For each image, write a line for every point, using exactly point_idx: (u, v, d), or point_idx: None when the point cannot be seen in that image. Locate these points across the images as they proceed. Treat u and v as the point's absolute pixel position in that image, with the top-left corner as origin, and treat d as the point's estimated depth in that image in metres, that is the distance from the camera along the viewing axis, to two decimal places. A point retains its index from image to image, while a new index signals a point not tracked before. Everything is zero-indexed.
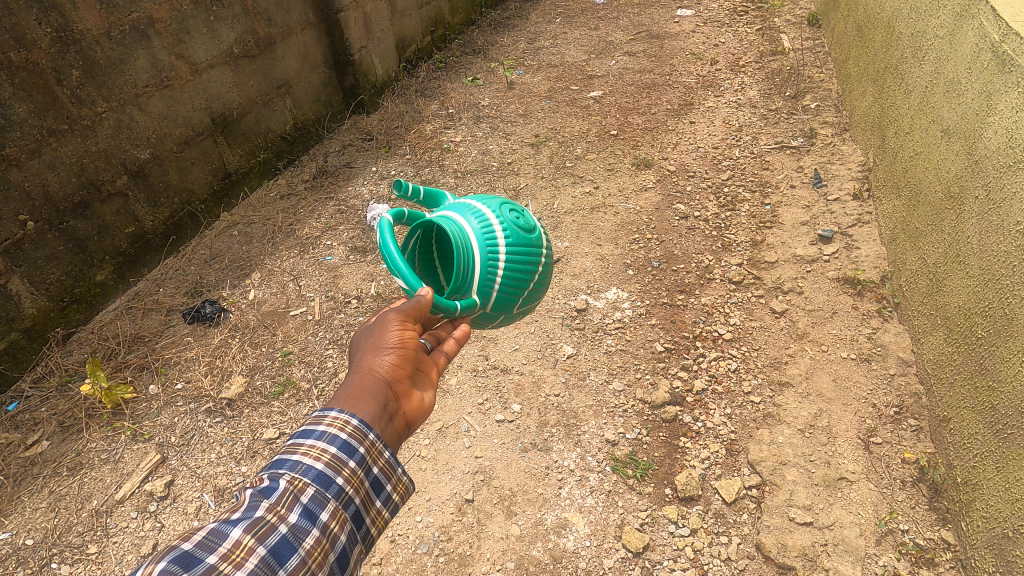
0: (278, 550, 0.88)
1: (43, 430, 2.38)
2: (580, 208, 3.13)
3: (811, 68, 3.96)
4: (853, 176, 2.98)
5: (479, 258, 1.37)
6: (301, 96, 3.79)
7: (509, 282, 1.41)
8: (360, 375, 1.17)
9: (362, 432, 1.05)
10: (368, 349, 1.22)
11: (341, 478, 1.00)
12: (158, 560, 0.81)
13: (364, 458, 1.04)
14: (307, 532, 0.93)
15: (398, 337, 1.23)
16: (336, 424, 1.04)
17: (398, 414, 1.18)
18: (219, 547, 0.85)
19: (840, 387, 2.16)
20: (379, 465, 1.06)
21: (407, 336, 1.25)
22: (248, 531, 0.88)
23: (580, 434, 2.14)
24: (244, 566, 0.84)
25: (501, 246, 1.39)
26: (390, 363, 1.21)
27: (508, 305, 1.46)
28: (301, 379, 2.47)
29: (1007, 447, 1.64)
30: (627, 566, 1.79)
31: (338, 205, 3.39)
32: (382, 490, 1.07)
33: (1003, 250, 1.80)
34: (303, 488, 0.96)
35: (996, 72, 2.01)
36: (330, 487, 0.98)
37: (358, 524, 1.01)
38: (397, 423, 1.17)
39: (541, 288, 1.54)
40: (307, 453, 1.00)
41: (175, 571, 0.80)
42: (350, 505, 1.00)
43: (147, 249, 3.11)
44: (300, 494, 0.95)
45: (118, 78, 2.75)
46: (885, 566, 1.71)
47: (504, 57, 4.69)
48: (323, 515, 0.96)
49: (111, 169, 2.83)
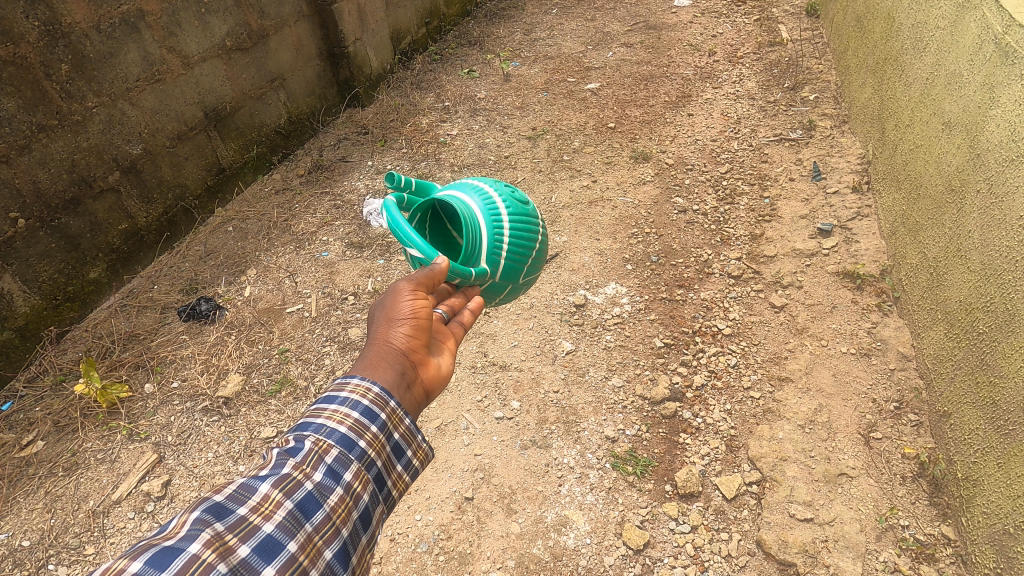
0: (305, 505, 0.87)
1: (38, 430, 2.35)
2: (578, 202, 3.11)
3: (810, 60, 3.93)
4: (853, 169, 2.96)
5: (485, 226, 1.35)
6: (295, 88, 3.75)
7: (518, 256, 1.41)
8: (375, 346, 1.16)
9: (383, 399, 1.05)
10: (381, 321, 1.20)
11: (364, 441, 0.99)
12: (192, 509, 0.81)
13: (385, 424, 1.03)
14: (331, 490, 0.91)
15: (411, 307, 1.21)
16: (358, 391, 1.03)
17: (415, 383, 1.17)
18: (249, 500, 0.85)
19: (841, 382, 2.15)
20: (399, 431, 1.05)
21: (420, 306, 1.22)
22: (276, 486, 0.87)
23: (580, 431, 2.13)
24: (273, 519, 0.84)
25: (505, 216, 1.38)
26: (404, 333, 1.19)
27: (515, 280, 1.45)
28: (299, 377, 2.45)
29: (1009, 444, 1.64)
30: (628, 564, 1.79)
31: (334, 200, 3.36)
32: (403, 456, 1.05)
33: (1006, 245, 1.78)
34: (327, 448, 0.95)
35: (998, 64, 1.99)
36: (353, 449, 0.97)
37: (380, 487, 1.00)
38: (416, 391, 1.16)
39: (541, 260, 1.53)
40: (330, 417, 0.99)
41: (209, 520, 0.80)
42: (372, 467, 0.99)
43: (141, 246, 3.08)
44: (325, 455, 0.94)
45: (109, 72, 2.70)
46: (886, 562, 1.71)
47: (500, 48, 4.65)
48: (346, 475, 0.94)
49: (103, 165, 2.79)
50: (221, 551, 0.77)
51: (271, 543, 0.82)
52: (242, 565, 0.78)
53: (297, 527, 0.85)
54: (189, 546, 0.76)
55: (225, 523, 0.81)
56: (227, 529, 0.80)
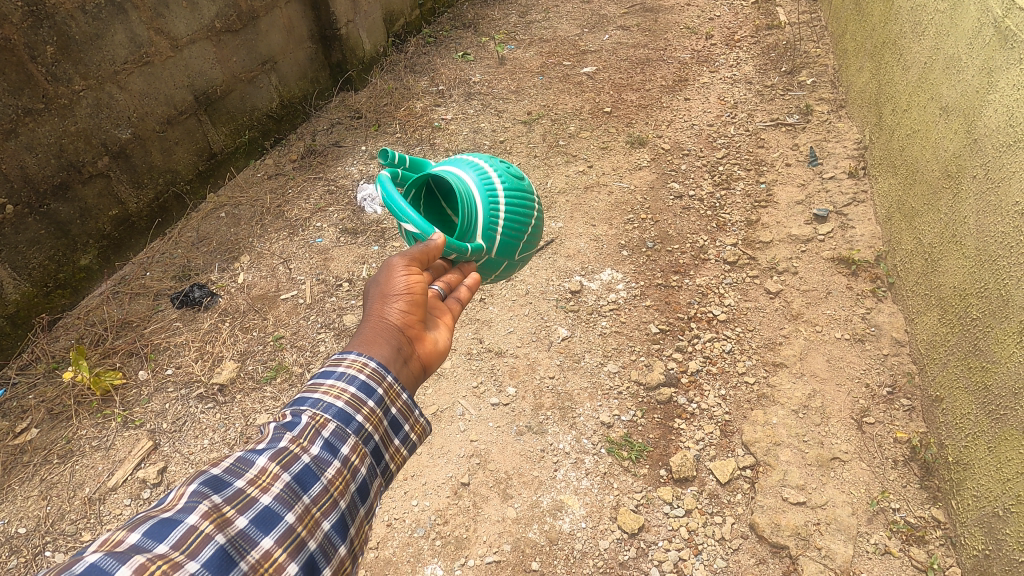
0: (303, 477, 0.87)
1: (31, 417, 2.34)
2: (574, 187, 3.10)
3: (807, 43, 3.89)
4: (850, 154, 2.94)
5: (481, 202, 1.34)
6: (287, 72, 3.69)
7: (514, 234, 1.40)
8: (370, 322, 1.17)
9: (380, 374, 1.05)
10: (376, 297, 1.21)
11: (361, 415, 0.99)
12: (188, 483, 0.81)
13: (382, 399, 1.03)
14: (329, 463, 0.91)
15: (405, 283, 1.21)
16: (355, 365, 1.04)
17: (412, 358, 1.18)
18: (246, 472, 0.84)
19: (835, 367, 2.16)
20: (396, 406, 1.05)
21: (414, 282, 1.22)
22: (273, 459, 0.87)
23: (575, 417, 2.14)
24: (271, 491, 0.84)
25: (501, 192, 1.37)
26: (400, 309, 1.20)
27: (511, 257, 1.44)
28: (294, 363, 2.44)
29: (1000, 428, 1.64)
30: (623, 547, 1.81)
31: (327, 185, 3.33)
32: (400, 430, 1.05)
33: (1002, 230, 1.78)
34: (324, 423, 0.94)
35: (997, 48, 1.97)
36: (351, 423, 0.97)
37: (377, 460, 1.00)
38: (413, 365, 1.17)
39: (538, 237, 1.51)
40: (328, 392, 0.99)
41: (206, 492, 0.79)
42: (369, 441, 0.99)
43: (132, 232, 3.04)
44: (322, 429, 0.94)
45: (96, 54, 2.65)
46: (877, 545, 1.73)
47: (494, 31, 4.58)
48: (344, 448, 0.94)
49: (91, 150, 2.75)
50: (220, 522, 0.77)
51: (270, 514, 0.82)
52: (241, 536, 0.78)
53: (295, 498, 0.85)
54: (186, 518, 0.75)
55: (223, 495, 0.81)
56: (224, 502, 0.80)
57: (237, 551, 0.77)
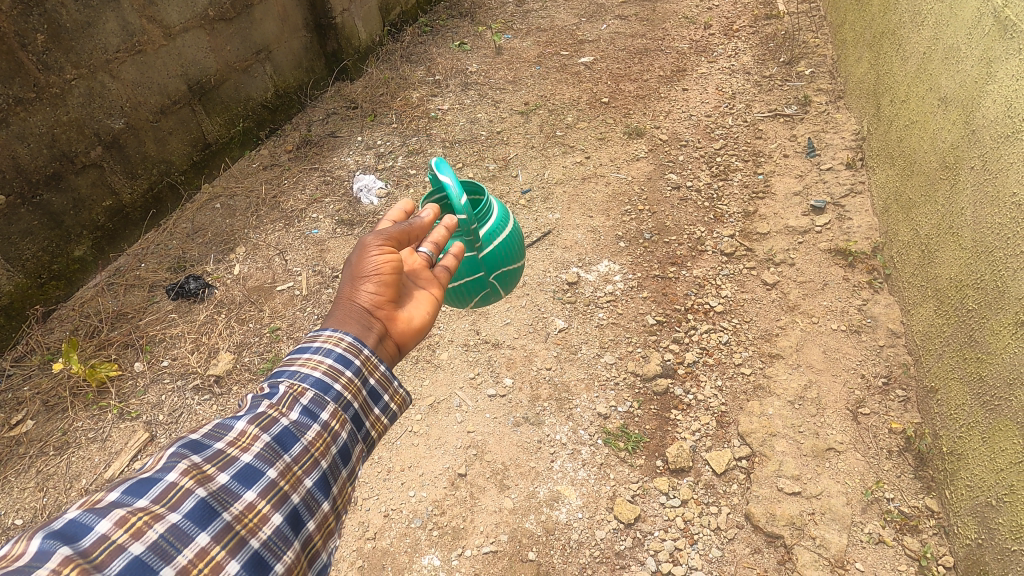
0: (281, 439, 0.88)
1: (27, 409, 2.33)
2: (572, 177, 3.08)
3: (806, 33, 3.87)
4: (847, 145, 2.93)
5: (497, 213, 1.48)
6: (282, 61, 3.65)
7: (501, 275, 1.53)
8: (340, 304, 1.14)
9: (356, 347, 1.04)
10: (347, 277, 1.16)
11: (339, 384, 0.99)
12: (169, 446, 0.83)
13: (360, 369, 1.03)
14: (308, 427, 0.92)
15: (375, 264, 1.17)
16: (330, 340, 1.03)
17: (384, 338, 1.15)
18: (225, 435, 0.86)
19: (830, 358, 2.17)
20: (375, 376, 1.05)
21: (386, 261, 1.18)
22: (252, 422, 0.88)
23: (572, 408, 2.14)
24: (251, 450, 0.85)
25: (511, 220, 1.53)
26: (370, 290, 1.16)
27: (483, 292, 1.56)
28: (290, 355, 2.44)
29: (994, 419, 1.64)
30: (619, 537, 1.82)
31: (323, 175, 3.31)
32: (380, 400, 1.04)
33: (999, 221, 1.77)
34: (302, 391, 0.95)
35: (997, 38, 1.96)
36: (329, 391, 0.97)
37: (358, 427, 1.00)
38: (386, 345, 1.15)
39: (508, 285, 1.61)
40: (304, 363, 0.99)
41: (185, 453, 0.81)
42: (349, 408, 0.99)
43: (126, 223, 3.02)
44: (300, 397, 0.94)
45: (87, 43, 2.61)
46: (871, 534, 1.75)
47: (491, 20, 4.54)
48: (323, 414, 0.95)
49: (84, 140, 2.72)
50: (199, 478, 0.79)
51: (250, 471, 0.83)
52: (222, 491, 0.80)
53: (275, 457, 0.86)
54: (166, 475, 0.77)
55: (202, 455, 0.82)
56: (204, 460, 0.81)
57: (219, 503, 0.78)
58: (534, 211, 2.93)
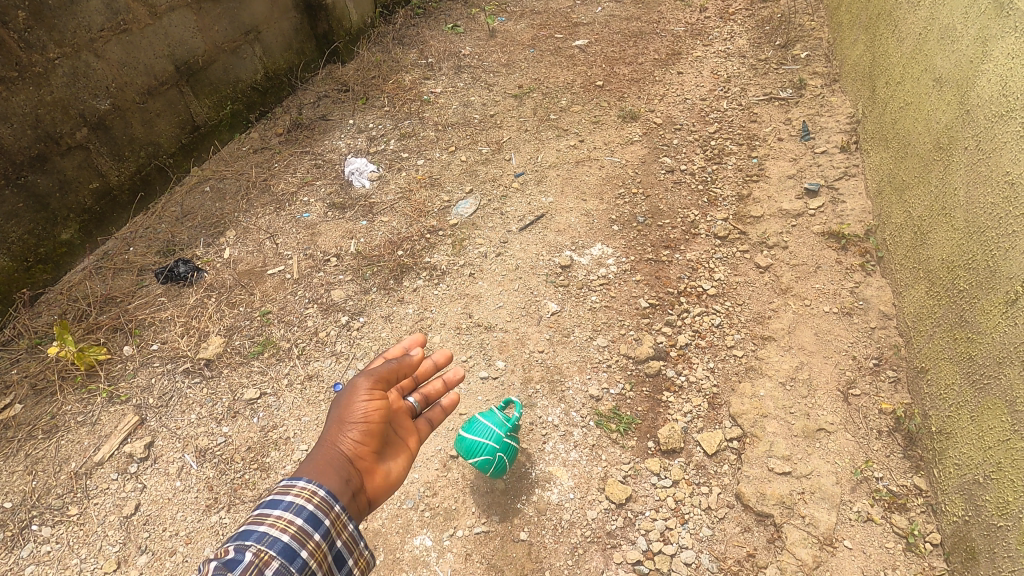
0: None
1: (14, 393, 2.30)
2: (566, 161, 3.06)
3: (803, 15, 3.81)
4: (842, 128, 2.90)
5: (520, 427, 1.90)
6: (271, 42, 3.59)
7: (505, 457, 1.78)
8: (322, 449, 1.19)
9: (328, 504, 1.06)
10: (334, 421, 1.24)
11: (305, 551, 0.97)
12: None
13: (329, 531, 1.03)
14: None
15: (364, 412, 1.26)
16: (303, 495, 1.04)
17: (359, 492, 1.19)
18: None
19: (822, 340, 2.18)
20: (341, 539, 1.05)
21: (372, 410, 1.28)
22: None
23: (564, 390, 2.14)
24: None
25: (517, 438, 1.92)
26: (353, 438, 1.23)
27: (486, 460, 1.76)
28: (281, 338, 2.42)
29: (984, 397, 1.64)
30: (610, 517, 1.82)
31: (314, 159, 3.27)
32: (343, 565, 1.05)
33: (992, 201, 1.77)
34: (268, 560, 0.92)
35: (993, 17, 1.95)
36: (295, 559, 0.96)
37: None
38: (359, 499, 1.18)
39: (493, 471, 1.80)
40: (274, 523, 0.97)
41: None
42: None
43: (114, 206, 2.98)
44: (265, 567, 0.91)
45: (70, 21, 2.55)
46: (860, 512, 1.76)
47: (485, 3, 4.47)
48: None
49: (69, 121, 2.67)
50: None
51: None
52: None
53: None
54: None
55: None
56: None
57: None
58: (527, 194, 2.91)
